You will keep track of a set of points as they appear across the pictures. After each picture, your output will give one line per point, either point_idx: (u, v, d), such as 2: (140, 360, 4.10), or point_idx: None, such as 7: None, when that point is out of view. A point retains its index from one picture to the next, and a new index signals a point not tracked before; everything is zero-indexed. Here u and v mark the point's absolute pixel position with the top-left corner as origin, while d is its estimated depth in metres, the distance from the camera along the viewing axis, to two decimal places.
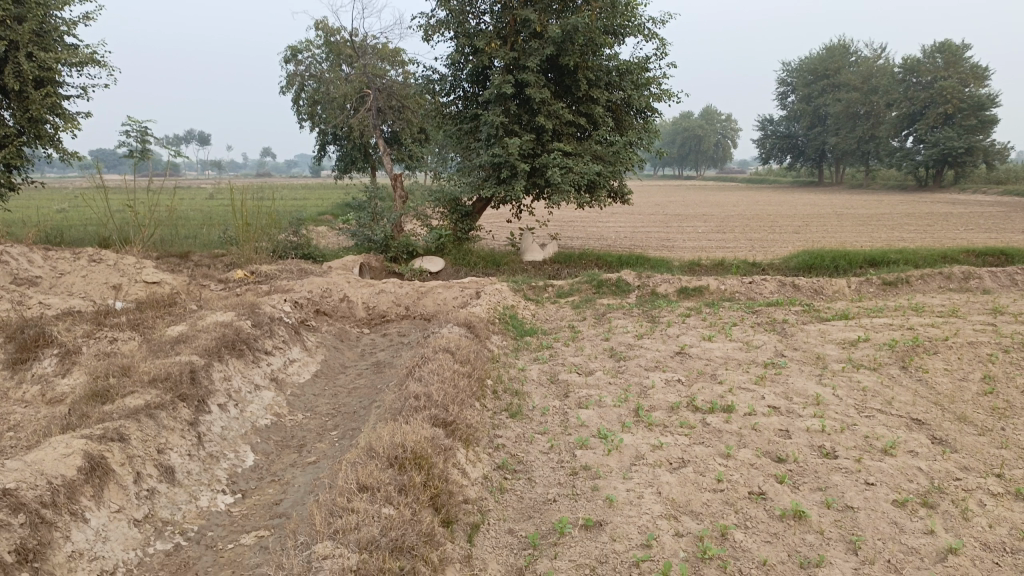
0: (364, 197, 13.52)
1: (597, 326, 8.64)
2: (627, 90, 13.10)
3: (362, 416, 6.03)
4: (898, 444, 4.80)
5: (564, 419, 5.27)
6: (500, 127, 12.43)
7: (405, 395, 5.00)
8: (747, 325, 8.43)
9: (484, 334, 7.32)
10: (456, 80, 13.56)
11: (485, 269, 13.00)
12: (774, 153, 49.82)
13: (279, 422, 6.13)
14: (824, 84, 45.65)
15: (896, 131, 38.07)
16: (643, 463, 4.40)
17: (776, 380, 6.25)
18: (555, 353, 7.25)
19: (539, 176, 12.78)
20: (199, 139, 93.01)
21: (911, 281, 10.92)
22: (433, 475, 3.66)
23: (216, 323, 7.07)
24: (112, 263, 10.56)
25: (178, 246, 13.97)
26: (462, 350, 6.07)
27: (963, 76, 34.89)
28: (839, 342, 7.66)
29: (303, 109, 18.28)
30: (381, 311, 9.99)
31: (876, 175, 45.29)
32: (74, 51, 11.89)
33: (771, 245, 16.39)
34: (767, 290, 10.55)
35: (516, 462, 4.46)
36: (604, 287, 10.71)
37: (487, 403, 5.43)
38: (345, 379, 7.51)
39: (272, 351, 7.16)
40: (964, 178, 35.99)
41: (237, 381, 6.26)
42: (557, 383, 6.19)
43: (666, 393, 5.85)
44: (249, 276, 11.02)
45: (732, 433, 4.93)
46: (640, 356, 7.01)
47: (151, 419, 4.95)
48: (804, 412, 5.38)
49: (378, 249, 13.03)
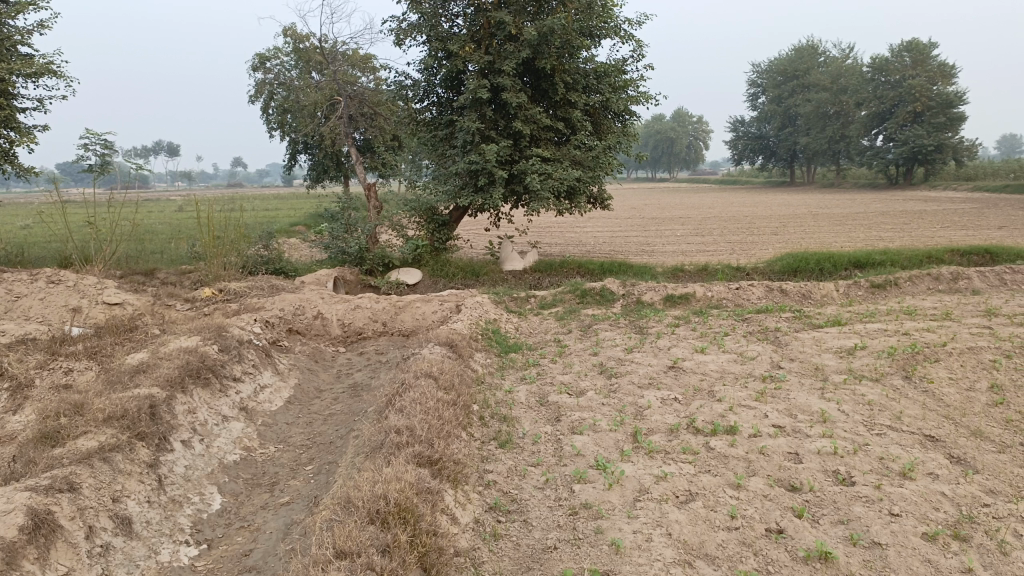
0: (337, 208, 13.06)
1: (584, 339, 8.28)
2: (605, 92, 12.71)
3: (339, 448, 5.62)
4: (917, 466, 4.49)
5: (558, 446, 4.90)
6: (477, 133, 12.08)
7: (385, 427, 4.61)
8: (739, 335, 8.11)
9: (467, 352, 6.93)
10: (429, 85, 13.15)
11: (464, 280, 12.62)
12: (746, 154, 49.89)
13: (249, 456, 5.70)
14: (794, 85, 45.76)
15: (867, 129, 38.22)
16: (648, 498, 4.03)
17: (777, 395, 5.93)
18: (543, 371, 6.88)
19: (517, 182, 12.43)
20: (167, 150, 91.55)
21: (900, 283, 10.69)
22: (420, 529, 3.27)
23: (180, 349, 6.62)
24: (72, 284, 10.03)
25: (144, 264, 13.38)
26: (444, 374, 5.68)
27: (930, 74, 35.00)
28: (836, 350, 7.37)
29: (272, 118, 17.80)
30: (357, 328, 9.56)
31: (847, 173, 45.47)
32: (28, 61, 11.38)
33: (752, 248, 16.19)
34: (755, 296, 10.26)
35: (510, 501, 4.08)
36: (588, 297, 10.36)
37: (474, 432, 5.04)
38: (320, 405, 7.08)
39: (241, 378, 6.72)
40: (935, 175, 36.15)
41: (202, 413, 5.82)
42: (547, 405, 5.82)
43: (663, 414, 5.50)
44: (218, 294, 10.56)
45: (739, 458, 4.59)
46: (632, 372, 6.66)
47: (106, 463, 4.51)
48: (812, 431, 5.05)
49: (353, 262, 12.59)
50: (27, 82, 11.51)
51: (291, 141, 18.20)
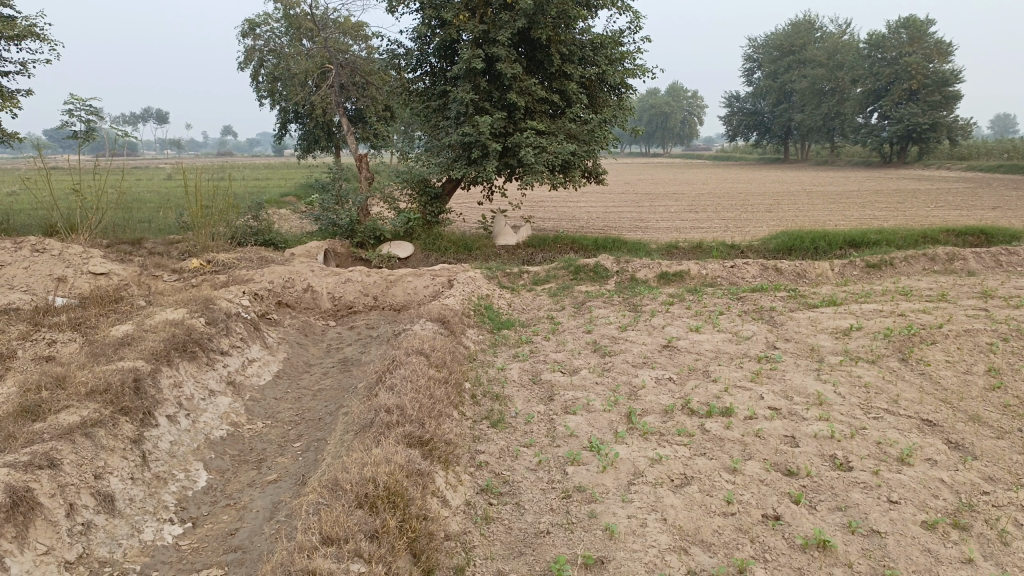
0: (327, 178, 12.86)
1: (577, 316, 8.19)
2: (601, 65, 12.50)
3: (328, 424, 5.52)
4: (915, 452, 4.43)
5: (551, 427, 4.81)
6: (471, 104, 11.87)
7: (375, 405, 4.51)
8: (734, 314, 8.02)
9: (459, 329, 6.83)
10: (423, 55, 12.91)
11: (456, 254, 12.49)
12: (741, 130, 49.64)
13: (236, 432, 5.60)
14: (790, 60, 45.41)
15: (862, 107, 37.98)
16: (643, 482, 3.96)
17: (772, 376, 5.85)
18: (536, 348, 6.79)
19: (511, 155, 12.26)
20: (157, 117, 90.48)
21: (895, 263, 10.62)
22: (410, 514, 3.18)
23: (166, 321, 6.48)
24: (56, 253, 9.84)
25: (132, 233, 13.19)
26: (435, 351, 5.57)
27: (927, 52, 34.71)
28: (832, 331, 7.30)
29: (263, 86, 17.48)
30: (348, 301, 9.43)
31: (841, 151, 45.32)
32: (10, 23, 11.08)
33: (746, 225, 16.08)
34: (750, 274, 10.18)
35: (501, 483, 3.99)
36: (581, 273, 10.26)
37: (466, 411, 4.95)
38: (309, 379, 6.98)
39: (228, 352, 6.60)
40: (929, 154, 36.05)
41: (188, 388, 5.71)
42: (540, 384, 5.73)
43: (658, 394, 5.43)
44: (206, 265, 10.39)
45: (735, 441, 4.52)
46: (626, 350, 6.57)
47: (88, 439, 4.39)
48: (808, 414, 4.99)
49: (344, 234, 12.43)
50: (9, 44, 11.22)
51: (282, 110, 17.90)
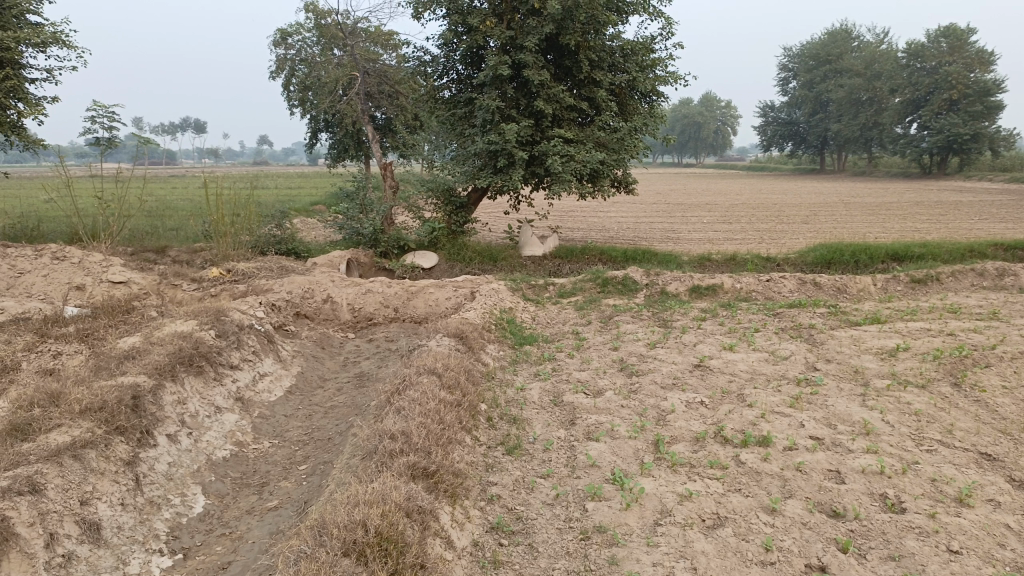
0: (352, 187, 12.64)
1: (604, 332, 7.80)
2: (632, 71, 12.14)
3: (335, 446, 5.21)
4: (975, 491, 3.99)
5: (571, 455, 4.45)
6: (497, 112, 11.58)
7: (381, 431, 4.18)
8: (770, 331, 7.59)
9: (478, 345, 6.50)
10: (449, 61, 12.66)
11: (481, 264, 12.17)
12: (775, 140, 48.78)
13: (240, 452, 5.31)
14: (826, 70, 44.56)
15: (901, 117, 37.07)
16: (671, 522, 3.58)
17: (813, 402, 5.42)
18: (559, 366, 6.43)
19: (538, 164, 11.94)
20: (194, 127, 91.84)
21: (942, 278, 10.08)
22: (404, 563, 2.86)
23: (174, 333, 6.23)
24: (77, 261, 9.70)
25: (156, 241, 13.06)
26: (450, 369, 5.23)
27: (968, 61, 33.80)
28: (876, 351, 6.83)
29: (293, 95, 17.39)
30: (367, 313, 9.15)
31: (879, 162, 44.32)
32: (36, 30, 11.04)
33: (782, 237, 15.55)
34: (787, 289, 9.72)
35: (514, 520, 3.64)
36: (609, 286, 9.88)
37: (480, 436, 4.60)
38: (322, 395, 6.68)
39: (238, 366, 6.33)
40: (970, 164, 35.05)
41: (192, 404, 5.44)
42: (562, 406, 5.36)
43: (689, 420, 5.03)
44: (225, 274, 10.20)
45: (774, 475, 4.12)
46: (655, 370, 6.18)
47: (77, 461, 4.12)
48: (854, 446, 4.57)
49: (367, 243, 12.19)
50: (36, 52, 11.20)
51: (312, 119, 17.78)
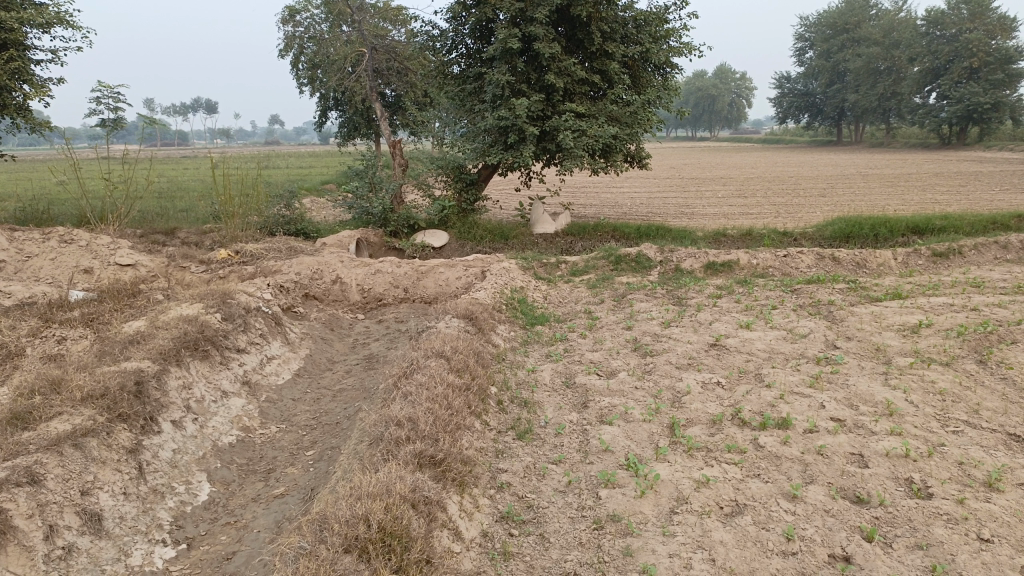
0: (361, 166, 12.47)
1: (617, 311, 7.63)
2: (644, 43, 11.86)
3: (343, 430, 5.10)
4: (1005, 475, 3.82)
5: (584, 440, 4.32)
6: (507, 87, 11.36)
7: (387, 417, 4.06)
8: (788, 308, 7.40)
9: (488, 326, 6.37)
10: (458, 36, 12.42)
11: (492, 243, 12.01)
12: (791, 112, 48.02)
13: (246, 437, 5.21)
14: (843, 39, 43.68)
15: (919, 87, 36.37)
16: (688, 510, 3.44)
17: (834, 382, 5.24)
18: (571, 347, 6.28)
19: (549, 140, 11.73)
20: (206, 107, 91.73)
21: (965, 252, 9.83)
22: (408, 560, 2.75)
23: (180, 317, 6.13)
24: (85, 244, 9.62)
25: (166, 222, 12.96)
26: (459, 352, 5.09)
27: (989, 28, 33.05)
28: (898, 328, 6.63)
29: (301, 73, 17.20)
30: (377, 293, 9.03)
31: (897, 133, 43.56)
32: (39, 10, 10.89)
33: (798, 211, 15.27)
34: (805, 264, 9.50)
35: (524, 509, 3.51)
36: (622, 264, 9.70)
37: (489, 421, 4.47)
38: (331, 378, 6.57)
39: (245, 349, 6.23)
40: (990, 134, 34.35)
41: (198, 389, 5.35)
42: (574, 388, 5.22)
43: (705, 402, 4.88)
44: (234, 255, 10.09)
45: (795, 459, 3.98)
46: (670, 350, 6.02)
47: (78, 450, 4.04)
48: (877, 428, 4.41)
49: (377, 222, 12.05)
50: (40, 32, 11.06)
51: (321, 97, 17.57)
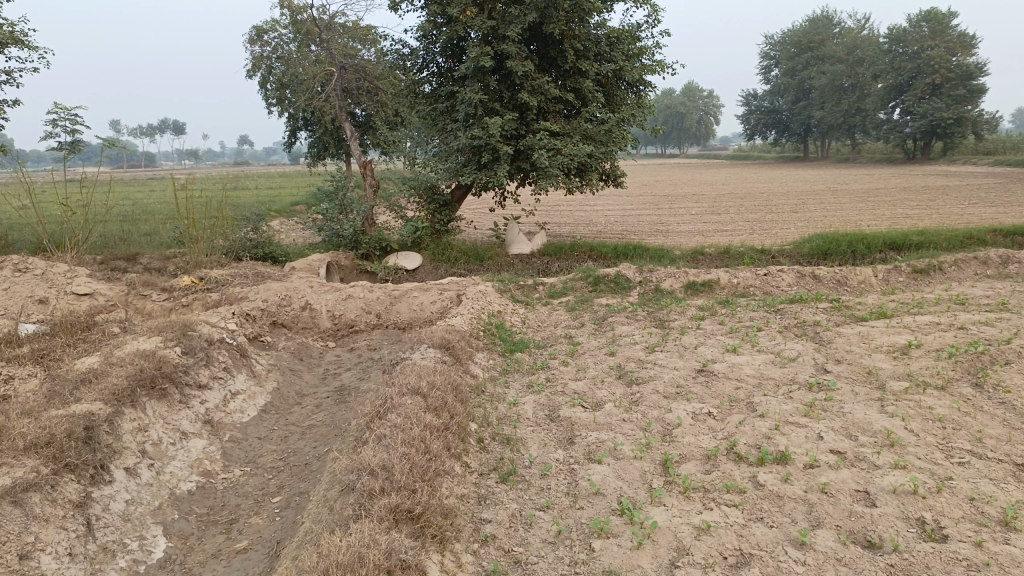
0: (331, 187, 12.14)
1: (598, 335, 7.37)
2: (618, 60, 11.72)
3: (313, 473, 4.76)
4: (1021, 511, 3.59)
5: (572, 481, 4.03)
6: (479, 105, 11.14)
7: (359, 464, 3.74)
8: (773, 330, 7.18)
9: (465, 355, 6.07)
10: (429, 54, 12.20)
11: (466, 264, 11.72)
12: (759, 128, 48.40)
13: (207, 483, 4.85)
14: (808, 57, 44.27)
15: (884, 103, 36.83)
16: (690, 563, 3.16)
17: (829, 410, 5.02)
18: (553, 376, 6.00)
19: (523, 159, 11.51)
20: (174, 129, 90.77)
21: (945, 268, 9.73)
22: None
23: (136, 352, 5.76)
24: (40, 272, 9.16)
25: (128, 248, 12.51)
26: (436, 387, 4.78)
27: (950, 45, 33.58)
28: (888, 350, 6.44)
29: (269, 93, 16.85)
30: (349, 320, 8.68)
31: (862, 148, 44.13)
32: None
33: (773, 227, 15.19)
34: (786, 283, 9.33)
35: (512, 565, 3.21)
36: (601, 285, 9.47)
37: (470, 462, 4.17)
38: (300, 413, 6.22)
39: (207, 385, 5.86)
40: (954, 149, 34.86)
41: (154, 431, 5.00)
42: (559, 423, 4.94)
43: (697, 435, 4.61)
44: (198, 282, 9.70)
45: (798, 499, 3.74)
46: (656, 378, 5.76)
47: (17, 507, 3.67)
48: (880, 461, 4.18)
49: (348, 245, 11.72)
50: None
51: (290, 117, 17.21)
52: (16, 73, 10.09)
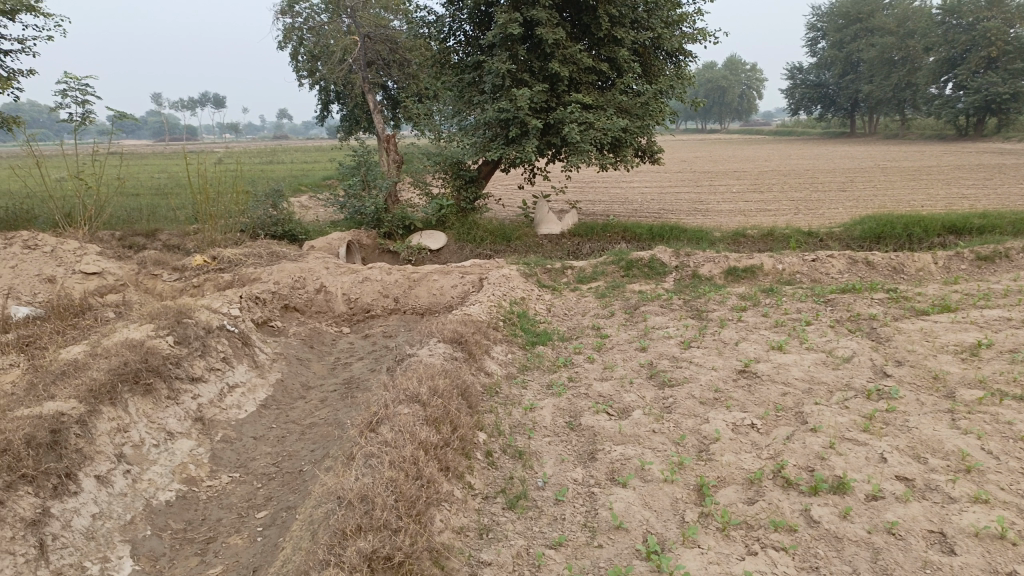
0: (353, 162, 11.61)
1: (629, 327, 6.75)
2: (657, 28, 10.95)
3: (304, 485, 4.28)
4: None
5: (590, 510, 3.47)
6: (508, 76, 10.49)
7: (342, 491, 3.23)
8: (824, 324, 6.51)
9: (480, 352, 5.51)
10: (455, 22, 11.58)
11: (493, 244, 11.14)
12: (803, 104, 46.68)
13: (189, 492, 4.39)
14: (857, 28, 42.39)
15: (936, 77, 35.16)
16: None
17: (891, 423, 4.38)
18: (576, 376, 5.43)
19: (554, 134, 10.85)
20: (213, 102, 90.98)
21: (1012, 255, 8.91)
22: None
23: (124, 342, 5.29)
24: (49, 249, 8.76)
25: (146, 223, 12.11)
26: (441, 392, 4.23)
27: (1009, 16, 31.92)
28: (955, 349, 5.74)
29: (301, 66, 16.34)
30: (365, 304, 8.16)
31: (912, 124, 42.35)
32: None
33: (819, 207, 14.35)
34: (836, 270, 8.61)
35: None
36: (634, 269, 8.83)
37: (474, 484, 3.63)
38: (302, 408, 5.72)
39: (201, 378, 5.39)
40: (1009, 126, 33.21)
41: (135, 433, 4.55)
42: (580, 432, 4.37)
43: (738, 454, 4.00)
44: (210, 261, 9.25)
45: (860, 543, 3.15)
46: (693, 380, 5.15)
47: None
48: (956, 492, 3.55)
49: (369, 223, 11.22)
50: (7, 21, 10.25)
51: (321, 90, 16.71)
52: (32, 42, 9.80)
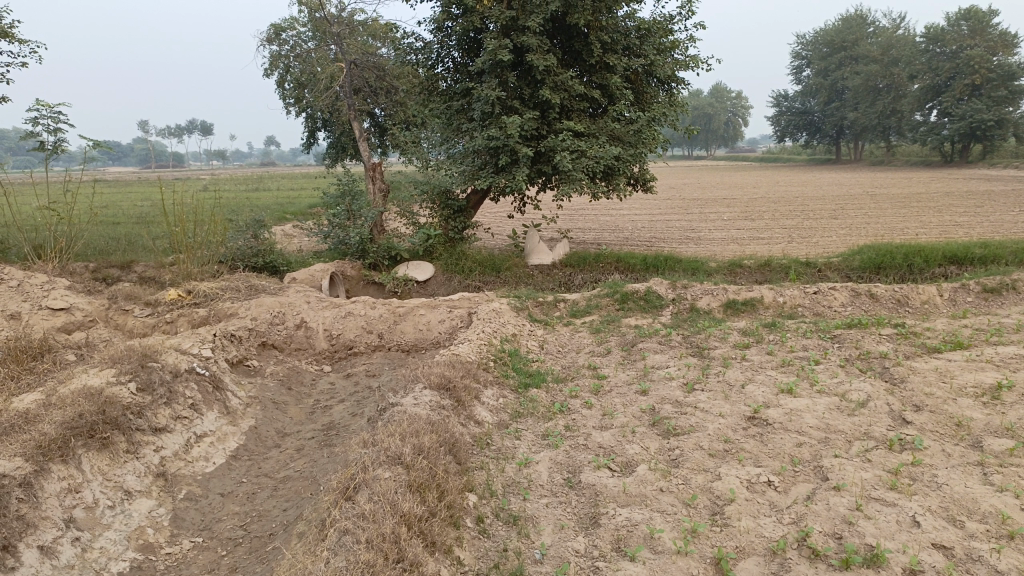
0: (338, 191, 11.23)
1: (627, 367, 6.37)
2: (649, 54, 10.70)
3: (274, 554, 3.84)
4: None
5: None
6: (497, 103, 10.18)
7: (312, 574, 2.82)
8: (833, 363, 6.16)
9: (469, 399, 5.10)
10: (443, 48, 11.31)
11: (482, 276, 10.78)
12: (789, 131, 46.76)
13: (146, 562, 3.95)
14: (841, 57, 42.64)
15: (920, 104, 35.31)
16: None
17: (919, 479, 4.00)
18: (574, 424, 5.03)
19: (545, 162, 10.53)
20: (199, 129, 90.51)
21: (1019, 286, 8.60)
22: None
23: (82, 389, 4.87)
24: (16, 283, 8.30)
25: (123, 254, 11.63)
26: (427, 451, 3.82)
27: (991, 44, 32.15)
28: (977, 392, 5.39)
29: (287, 93, 16.02)
30: (348, 341, 7.73)
31: (897, 151, 42.46)
32: None
33: (813, 235, 14.08)
34: (839, 303, 8.28)
35: None
36: (629, 302, 8.47)
37: (464, 560, 3.21)
38: (276, 458, 5.28)
39: (166, 428, 4.95)
40: (993, 152, 33.30)
41: (89, 493, 4.11)
42: (580, 492, 3.97)
43: (756, 518, 3.61)
44: (185, 295, 8.79)
45: None
46: (699, 429, 4.76)
47: None
48: (1002, 565, 3.17)
49: (353, 254, 10.82)
50: None
51: (308, 117, 16.37)
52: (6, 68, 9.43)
